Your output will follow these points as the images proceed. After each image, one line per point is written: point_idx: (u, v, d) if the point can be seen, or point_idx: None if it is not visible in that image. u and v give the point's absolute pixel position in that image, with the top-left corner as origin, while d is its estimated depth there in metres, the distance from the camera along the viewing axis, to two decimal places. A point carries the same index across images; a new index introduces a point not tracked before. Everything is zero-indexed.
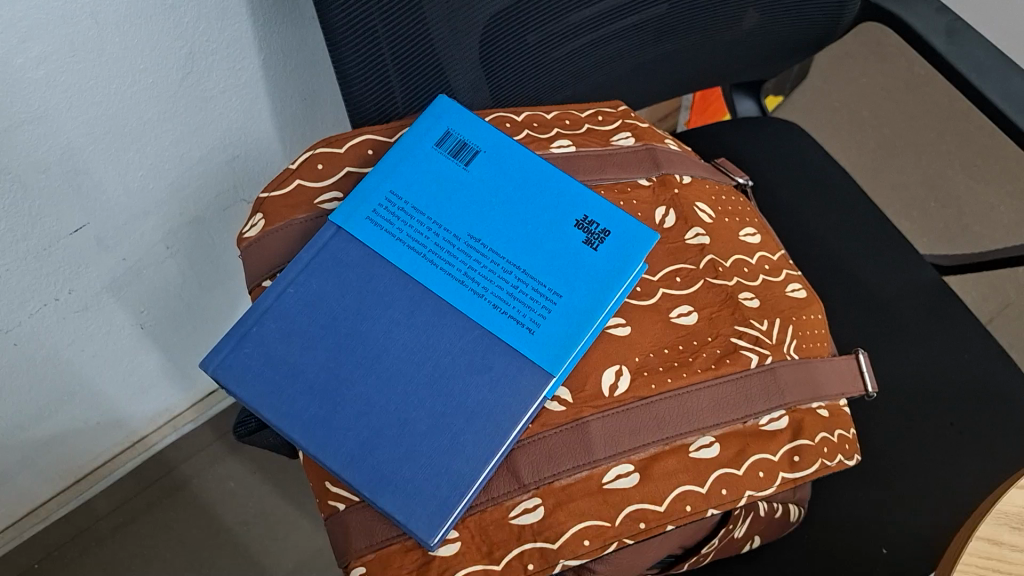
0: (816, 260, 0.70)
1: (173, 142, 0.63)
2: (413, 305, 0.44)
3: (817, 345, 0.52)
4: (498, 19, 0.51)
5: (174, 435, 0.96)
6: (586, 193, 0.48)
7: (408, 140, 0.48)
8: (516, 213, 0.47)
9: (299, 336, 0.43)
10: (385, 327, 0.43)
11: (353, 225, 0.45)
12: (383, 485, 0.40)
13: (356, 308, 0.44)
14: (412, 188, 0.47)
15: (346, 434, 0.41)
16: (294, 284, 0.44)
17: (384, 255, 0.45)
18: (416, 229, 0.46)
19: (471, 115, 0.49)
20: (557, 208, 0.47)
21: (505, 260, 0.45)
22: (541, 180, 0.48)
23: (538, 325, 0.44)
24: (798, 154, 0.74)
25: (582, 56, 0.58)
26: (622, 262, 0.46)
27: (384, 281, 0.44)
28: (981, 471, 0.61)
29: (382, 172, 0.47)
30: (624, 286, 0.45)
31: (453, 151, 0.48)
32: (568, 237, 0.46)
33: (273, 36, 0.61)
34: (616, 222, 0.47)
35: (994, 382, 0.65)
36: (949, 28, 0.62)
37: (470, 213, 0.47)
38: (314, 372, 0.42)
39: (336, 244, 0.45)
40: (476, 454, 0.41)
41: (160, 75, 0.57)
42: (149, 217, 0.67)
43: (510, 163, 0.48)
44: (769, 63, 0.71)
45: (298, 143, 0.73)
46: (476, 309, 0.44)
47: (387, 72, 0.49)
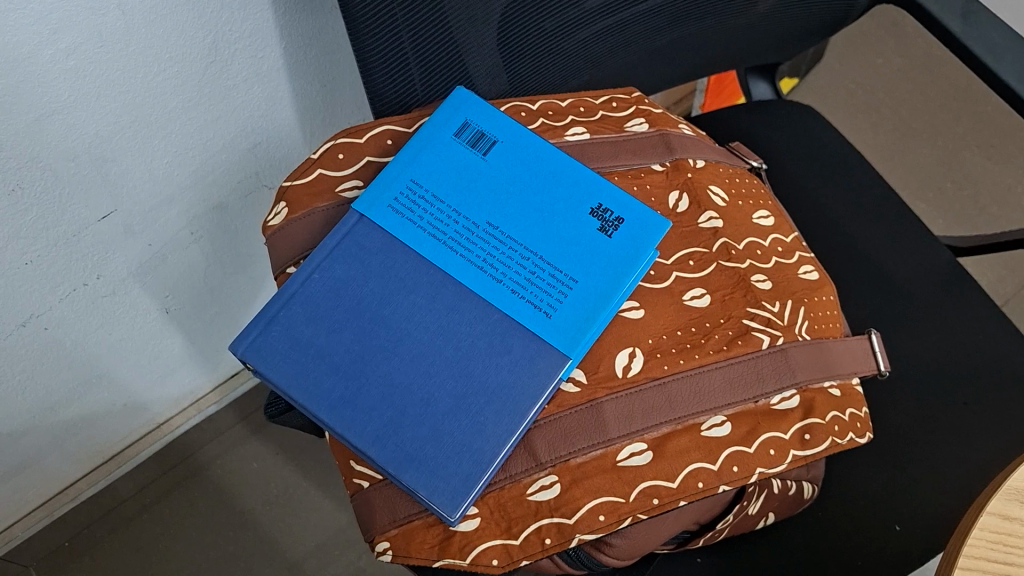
0: (831, 242, 0.70)
1: (198, 129, 0.64)
2: (434, 290, 0.45)
3: (830, 325, 0.53)
4: (516, 7, 0.52)
5: (198, 416, 1.00)
6: (601, 181, 0.49)
7: (428, 129, 0.49)
8: (533, 201, 0.48)
9: (324, 320, 0.45)
10: (407, 311, 0.45)
11: (376, 214, 0.46)
12: (406, 462, 0.42)
13: (380, 293, 0.45)
14: (433, 177, 0.48)
15: (370, 414, 0.43)
16: (317, 271, 0.45)
17: (406, 242, 0.46)
18: (436, 217, 0.47)
19: (489, 106, 0.50)
20: (572, 196, 0.48)
21: (523, 246, 0.47)
22: (557, 169, 0.49)
23: (555, 309, 0.45)
24: (811, 137, 0.74)
25: (597, 41, 0.59)
26: (637, 249, 0.47)
27: (405, 268, 0.46)
28: (993, 449, 0.62)
29: (403, 162, 0.48)
30: (638, 270, 0.47)
31: (471, 141, 0.49)
32: (583, 225, 0.47)
33: (295, 24, 0.62)
34: (630, 209, 0.48)
35: (1006, 361, 0.66)
36: (965, 9, 0.62)
37: (488, 201, 0.48)
38: (339, 354, 0.44)
39: (359, 231, 0.46)
40: (495, 433, 0.43)
41: (185, 63, 0.58)
42: (174, 203, 0.69)
43: (527, 152, 0.49)
44: (784, 45, 0.71)
45: (319, 130, 0.74)
46: (494, 294, 0.45)
47: (406, 60, 0.50)
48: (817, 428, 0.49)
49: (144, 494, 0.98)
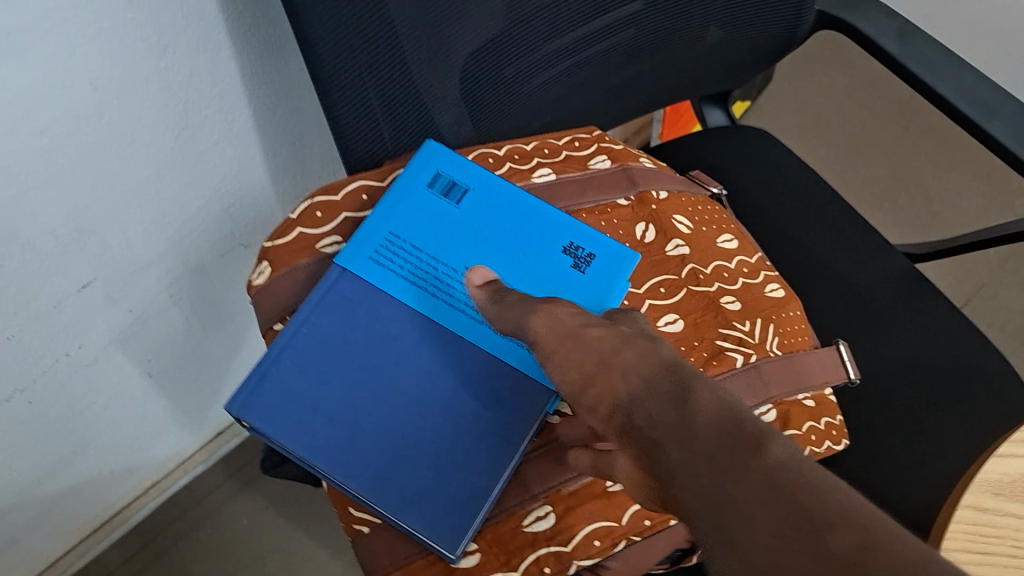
0: (794, 258, 0.73)
1: (173, 194, 0.66)
2: (420, 336, 0.47)
3: (799, 339, 0.55)
4: (476, 57, 0.54)
5: (185, 478, 1.00)
6: (571, 222, 0.51)
7: (402, 182, 0.51)
8: (508, 244, 0.50)
9: (315, 372, 0.46)
10: (396, 358, 0.46)
11: (358, 265, 0.48)
12: (406, 504, 0.43)
13: (368, 342, 0.47)
14: (411, 228, 0.50)
15: (368, 460, 0.44)
16: (304, 325, 0.47)
17: (389, 291, 0.48)
18: (416, 265, 0.49)
19: (459, 156, 0.51)
20: (545, 237, 0.50)
21: None
22: (528, 212, 0.51)
23: None
24: (766, 159, 0.77)
25: (555, 84, 0.61)
26: (610, 281, 0.49)
27: (390, 316, 0.47)
28: (964, 444, 0.65)
29: (381, 214, 0.50)
30: (612, 302, 0.49)
31: (444, 191, 0.51)
32: (556, 263, 0.49)
33: (262, 87, 0.64)
34: (600, 247, 0.50)
35: (969, 359, 0.68)
36: (901, 30, 0.67)
37: (464, 246, 0.50)
38: (333, 404, 0.45)
39: (343, 284, 0.48)
40: (488, 469, 0.44)
41: (157, 132, 0.60)
42: (153, 268, 0.70)
43: (498, 197, 0.51)
44: (733, 74, 0.74)
45: (290, 186, 0.76)
46: (478, 335, 0.47)
47: (375, 115, 0.52)
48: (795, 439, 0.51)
49: (133, 561, 0.98)
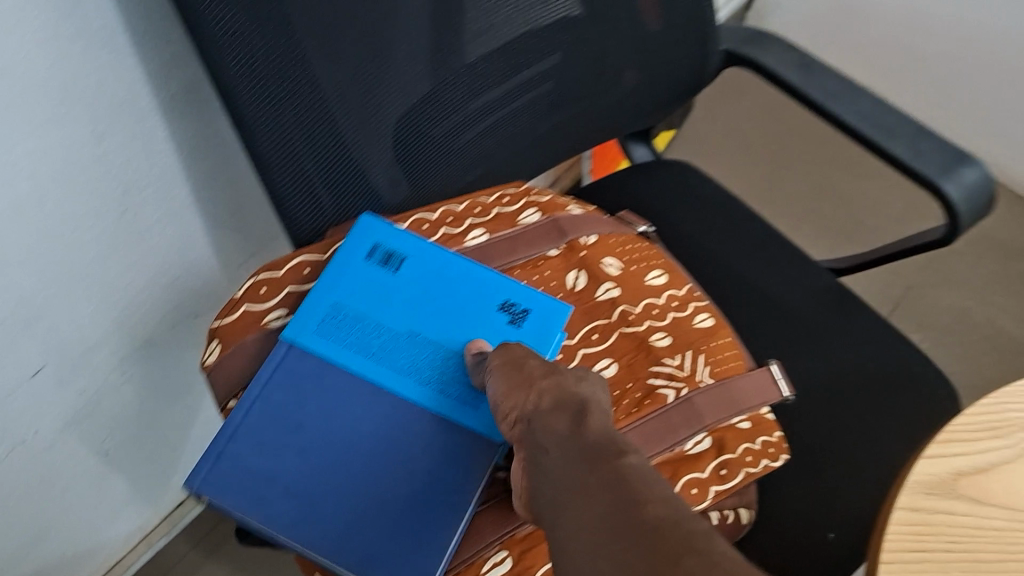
0: (725, 281, 0.76)
1: (118, 274, 0.67)
2: (369, 402, 0.49)
3: (732, 364, 0.58)
4: (405, 121, 0.57)
5: (150, 551, 0.99)
6: (505, 282, 0.54)
7: (340, 256, 0.52)
8: (448, 309, 0.52)
9: (270, 445, 0.48)
10: (348, 424, 0.48)
11: (305, 339, 0.50)
12: (369, 563, 0.46)
13: (319, 411, 0.49)
14: (352, 299, 0.52)
15: (329, 525, 0.46)
16: (256, 402, 0.48)
17: (337, 362, 0.50)
18: (361, 335, 0.51)
19: (393, 226, 0.54)
20: (480, 297, 0.53)
21: (444, 350, 0.51)
22: (463, 274, 0.53)
23: (480, 402, 0.49)
24: (690, 190, 0.81)
25: (484, 139, 0.64)
26: (543, 334, 0.52)
27: (340, 385, 0.49)
28: (897, 444, 0.68)
29: (323, 288, 0.52)
30: (550, 353, 0.51)
31: (383, 261, 0.53)
32: (493, 322, 0.52)
33: (199, 164, 0.66)
34: (534, 301, 0.53)
35: (894, 363, 0.72)
36: (801, 62, 0.72)
37: (405, 314, 0.52)
38: (290, 475, 0.47)
39: (290, 359, 0.49)
40: (445, 522, 0.47)
41: (98, 217, 0.61)
42: (102, 348, 0.71)
43: (434, 263, 0.54)
44: (652, 112, 0.78)
45: (234, 255, 0.78)
46: (425, 396, 0.49)
47: (314, 186, 0.54)
48: (731, 462, 0.54)
49: None
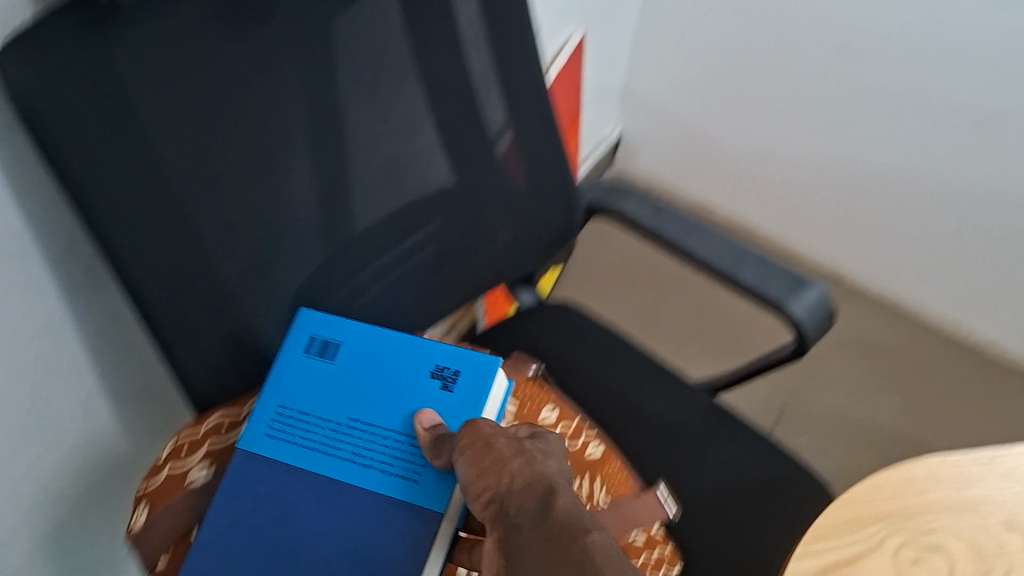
0: (613, 407, 0.83)
1: (27, 467, 0.68)
2: (320, 486, 0.63)
3: (623, 486, 0.66)
4: (303, 293, 0.67)
5: None
6: (431, 350, 0.67)
7: (283, 357, 0.68)
8: (382, 387, 0.66)
9: (241, 534, 0.63)
10: (303, 510, 0.63)
11: (256, 440, 0.66)
12: None
13: (279, 503, 0.63)
14: (297, 398, 0.67)
15: None
16: (223, 499, 0.64)
17: (285, 458, 0.65)
18: (305, 430, 0.66)
19: (327, 319, 0.68)
20: (413, 369, 0.67)
21: (383, 428, 0.65)
22: (391, 351, 0.68)
23: (420, 468, 0.62)
24: (575, 325, 0.89)
25: (379, 299, 0.75)
26: (472, 391, 0.65)
27: (288, 473, 0.64)
28: (778, 543, 0.75)
29: (270, 394, 0.67)
30: (479, 404, 0.64)
31: (320, 353, 0.68)
32: (426, 386, 0.66)
33: (103, 351, 0.70)
34: (460, 361, 0.66)
35: (770, 466, 0.80)
36: (655, 207, 0.82)
37: (344, 401, 0.66)
38: (257, 557, 0.62)
39: (248, 465, 0.65)
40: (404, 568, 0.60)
41: (8, 414, 0.63)
42: (12, 544, 0.71)
43: (364, 350, 0.68)
44: (531, 260, 0.87)
45: (141, 431, 0.80)
46: (367, 473, 0.63)
47: (218, 364, 0.64)
48: None
49: None
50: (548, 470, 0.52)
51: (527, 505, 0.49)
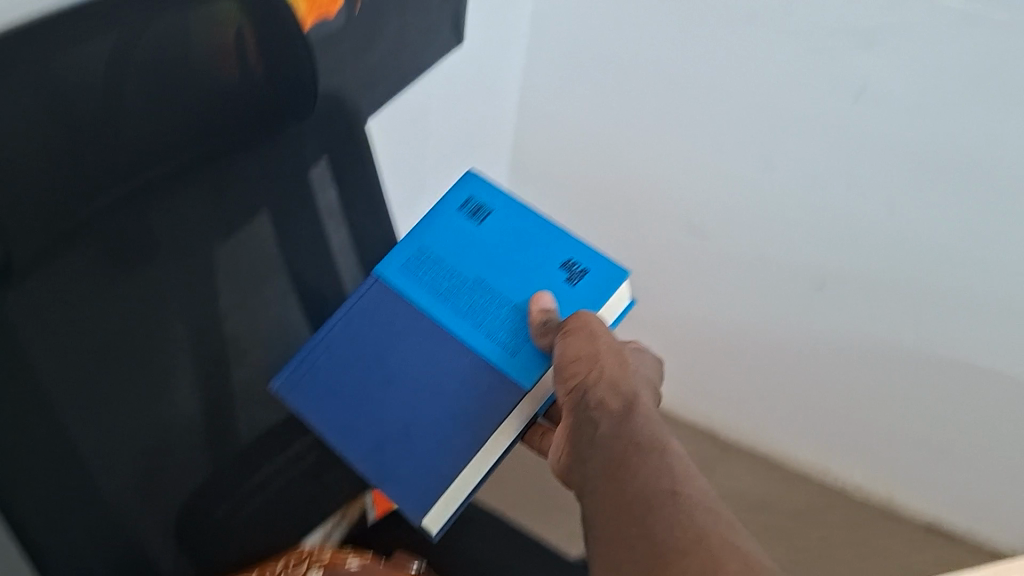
0: None
1: None
2: (425, 333, 0.77)
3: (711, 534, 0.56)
4: (187, 516, 0.76)
5: None
6: (575, 248, 0.80)
7: (441, 206, 0.82)
8: (501, 257, 0.79)
9: (340, 359, 0.78)
10: (401, 357, 0.77)
11: (393, 271, 0.79)
12: (396, 473, 0.74)
13: (384, 345, 0.78)
14: (436, 246, 0.79)
15: (363, 440, 0.76)
16: (335, 326, 0.79)
17: (408, 293, 0.78)
18: (437, 274, 0.78)
19: (488, 191, 0.83)
20: (556, 253, 0.79)
21: (494, 293, 0.77)
22: (540, 229, 0.81)
23: (517, 350, 0.75)
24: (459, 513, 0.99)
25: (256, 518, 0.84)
26: (594, 293, 0.77)
27: (410, 314, 0.77)
28: None
29: (417, 237, 0.80)
30: (596, 302, 0.77)
31: (472, 212, 0.81)
32: (555, 274, 0.78)
33: None
34: (592, 264, 0.79)
35: None
36: None
37: (485, 265, 0.79)
38: (347, 386, 0.77)
39: (373, 290, 0.79)
40: (461, 443, 0.74)
41: None
42: None
43: (511, 219, 0.81)
44: None
45: None
46: (477, 336, 0.76)
47: None
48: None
49: None
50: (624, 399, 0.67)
51: (610, 406, 0.66)
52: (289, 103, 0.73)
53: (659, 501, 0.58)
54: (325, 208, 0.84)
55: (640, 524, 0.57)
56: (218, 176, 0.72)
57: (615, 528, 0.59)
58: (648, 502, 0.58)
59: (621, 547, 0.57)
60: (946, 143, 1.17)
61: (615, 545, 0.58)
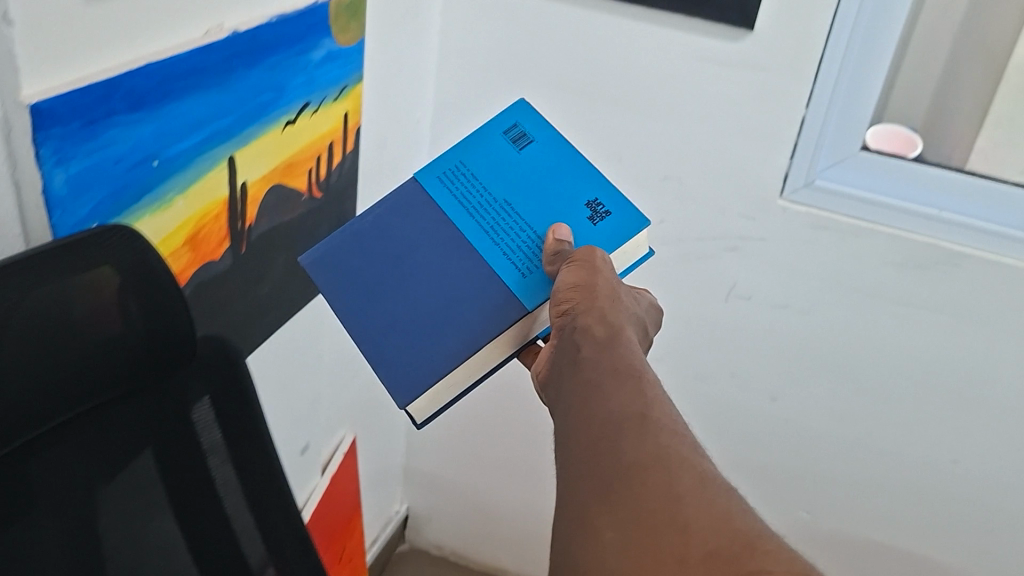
0: None
1: None
2: (449, 241, 0.86)
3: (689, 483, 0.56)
4: None
5: None
6: (600, 193, 0.87)
7: (491, 126, 0.91)
8: (533, 180, 0.87)
9: (364, 253, 0.87)
10: (424, 256, 0.86)
11: (430, 179, 0.89)
12: (390, 352, 0.82)
13: (408, 246, 0.86)
14: (476, 163, 0.88)
15: (369, 319, 0.84)
16: (353, 231, 0.88)
17: (442, 199, 0.87)
18: (474, 189, 0.87)
19: (538, 124, 0.91)
20: (582, 191, 0.87)
21: (518, 214, 0.85)
22: (574, 166, 0.89)
23: (528, 273, 0.83)
24: None
25: None
26: (608, 238, 0.84)
27: (438, 217, 0.87)
28: None
29: (462, 152, 0.89)
30: (609, 246, 0.84)
31: (516, 139, 0.90)
32: (578, 211, 0.85)
33: None
34: (615, 211, 0.86)
35: None
36: None
37: (516, 188, 0.87)
38: (363, 275, 0.86)
39: (410, 190, 0.89)
40: (454, 349, 0.81)
41: None
42: None
43: (552, 149, 0.89)
44: None
45: None
46: (490, 253, 0.84)
47: None
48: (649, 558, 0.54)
49: None
50: (614, 334, 0.74)
51: (594, 333, 0.74)
52: (162, 345, 0.68)
53: (626, 421, 0.63)
54: (209, 447, 0.75)
55: (606, 438, 0.62)
56: (89, 423, 0.65)
57: (579, 437, 0.64)
58: (617, 420, 0.63)
59: (587, 451, 0.63)
60: (815, 343, 1.34)
61: (581, 446, 0.63)
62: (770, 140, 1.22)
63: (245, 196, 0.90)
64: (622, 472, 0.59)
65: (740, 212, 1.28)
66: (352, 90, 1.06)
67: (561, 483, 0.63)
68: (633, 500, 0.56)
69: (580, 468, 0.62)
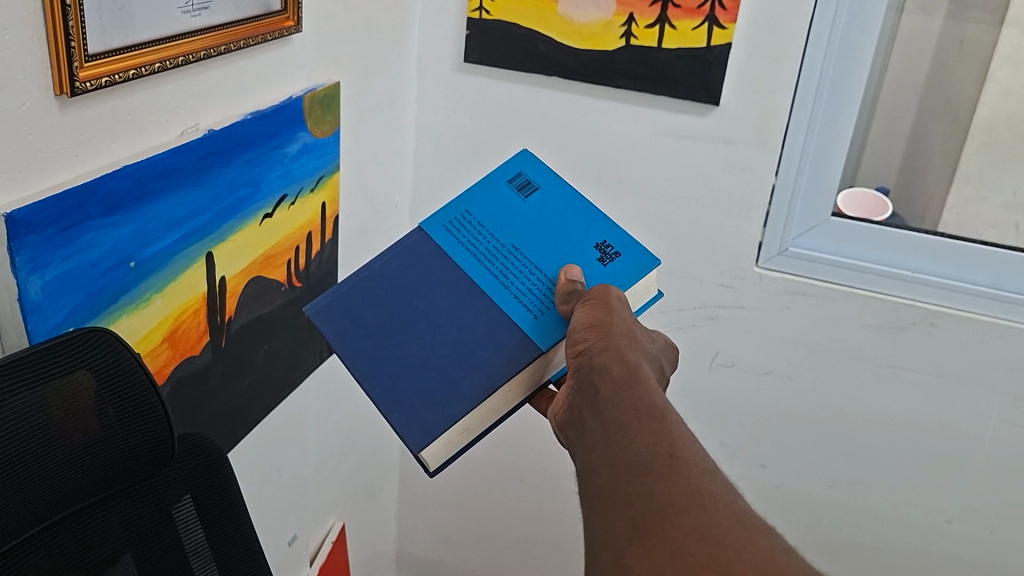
0: None
1: None
2: (458, 286, 0.82)
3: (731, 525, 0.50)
4: None
5: None
6: (610, 234, 0.84)
7: (495, 175, 0.88)
8: (539, 225, 0.84)
9: (372, 299, 0.83)
10: (433, 301, 0.82)
11: (436, 227, 0.85)
12: (401, 399, 0.77)
13: (417, 293, 0.82)
14: (481, 211, 0.85)
15: (377, 366, 0.79)
16: (360, 280, 0.84)
17: (449, 246, 0.84)
18: (480, 235, 0.84)
19: (543, 171, 0.89)
20: (591, 233, 0.84)
21: (526, 258, 0.82)
22: (580, 210, 0.85)
23: (540, 313, 0.79)
24: None
25: None
26: (620, 276, 0.81)
27: (446, 262, 0.83)
28: None
29: (467, 200, 0.86)
30: (623, 283, 0.80)
31: (521, 186, 0.87)
32: (587, 252, 0.82)
33: None
34: (626, 250, 0.83)
35: None
36: None
37: (523, 233, 0.83)
38: (371, 321, 0.81)
39: (416, 239, 0.85)
40: (468, 392, 0.77)
41: None
42: None
43: (557, 195, 0.86)
44: None
45: None
46: (501, 296, 0.80)
47: None
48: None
49: None
50: (633, 369, 0.67)
51: (611, 372, 0.67)
52: (142, 449, 0.66)
53: (655, 464, 0.56)
54: (191, 548, 0.73)
55: (637, 485, 0.55)
56: (61, 540, 0.62)
57: (608, 487, 0.57)
58: (645, 460, 0.57)
59: (616, 503, 0.56)
60: (800, 409, 1.34)
61: (609, 497, 0.56)
62: (742, 210, 1.24)
63: (224, 290, 0.90)
64: (657, 521, 0.52)
65: (719, 282, 1.30)
66: (328, 180, 1.08)
67: (587, 526, 0.57)
68: (672, 546, 0.50)
69: (608, 513, 0.55)
